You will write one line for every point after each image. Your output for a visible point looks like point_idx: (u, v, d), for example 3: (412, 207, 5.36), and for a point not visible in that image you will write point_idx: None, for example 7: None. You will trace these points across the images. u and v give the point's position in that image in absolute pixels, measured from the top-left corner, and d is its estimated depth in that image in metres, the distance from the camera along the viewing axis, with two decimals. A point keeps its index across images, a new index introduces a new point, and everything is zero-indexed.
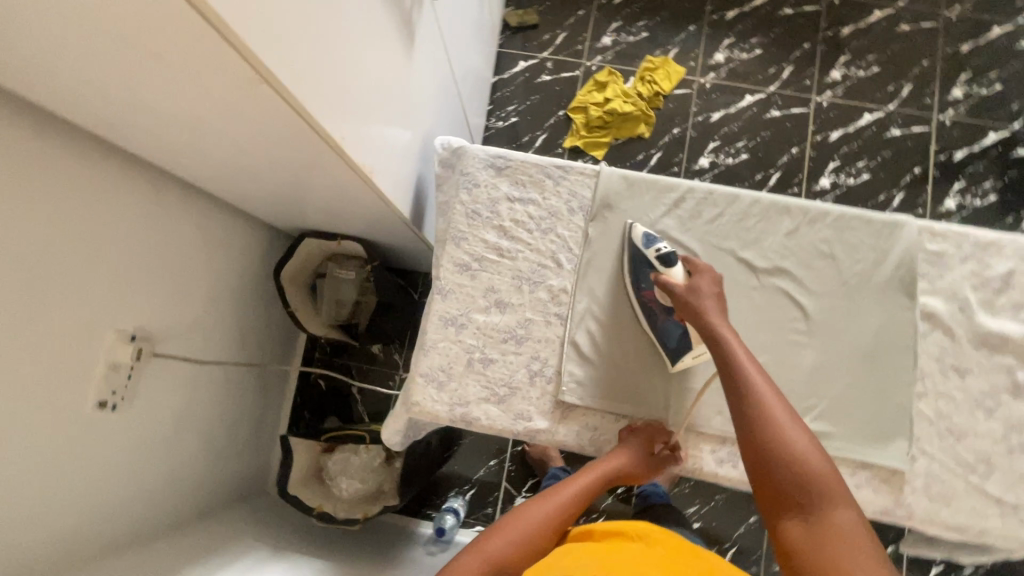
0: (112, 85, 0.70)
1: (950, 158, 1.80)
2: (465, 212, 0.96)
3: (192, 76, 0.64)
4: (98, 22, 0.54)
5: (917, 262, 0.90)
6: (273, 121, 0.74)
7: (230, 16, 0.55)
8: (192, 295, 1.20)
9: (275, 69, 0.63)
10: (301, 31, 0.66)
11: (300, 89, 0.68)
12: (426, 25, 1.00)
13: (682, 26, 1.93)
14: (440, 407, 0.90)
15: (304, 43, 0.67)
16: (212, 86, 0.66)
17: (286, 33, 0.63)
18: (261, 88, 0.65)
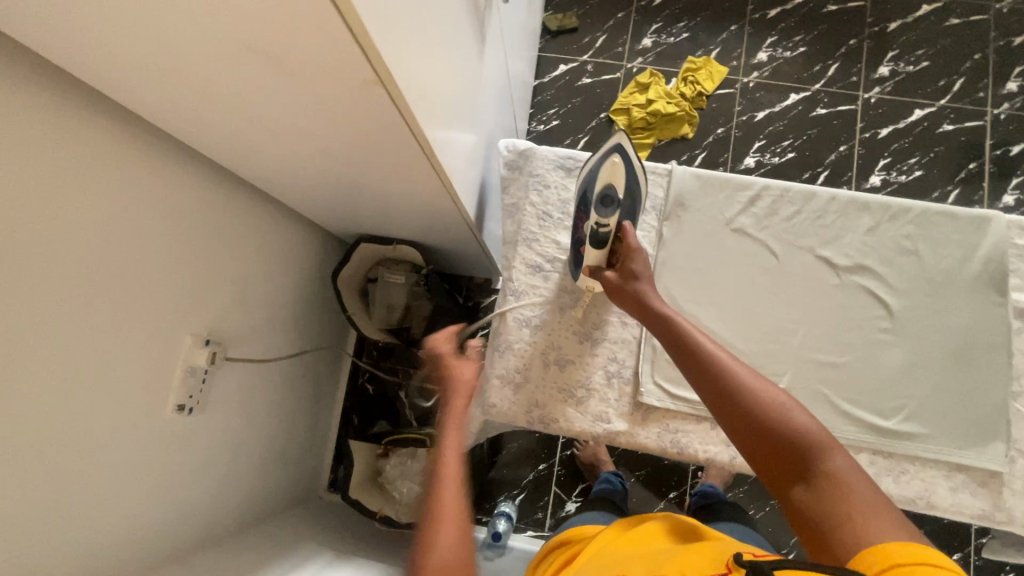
0: (209, 90, 0.70)
1: (1006, 152, 1.75)
2: (536, 213, 0.96)
3: (304, 80, 0.65)
4: (221, 25, 0.55)
5: (1007, 257, 0.88)
6: (370, 126, 0.74)
7: (373, 26, 0.55)
8: (255, 301, 1.21)
9: (396, 78, 0.63)
10: (413, 36, 0.66)
11: (410, 96, 0.68)
12: (494, 29, 1.01)
13: (723, 25, 1.91)
14: (516, 409, 0.89)
15: (414, 49, 0.67)
16: (322, 91, 0.67)
17: (404, 42, 0.64)
18: (376, 94, 0.65)
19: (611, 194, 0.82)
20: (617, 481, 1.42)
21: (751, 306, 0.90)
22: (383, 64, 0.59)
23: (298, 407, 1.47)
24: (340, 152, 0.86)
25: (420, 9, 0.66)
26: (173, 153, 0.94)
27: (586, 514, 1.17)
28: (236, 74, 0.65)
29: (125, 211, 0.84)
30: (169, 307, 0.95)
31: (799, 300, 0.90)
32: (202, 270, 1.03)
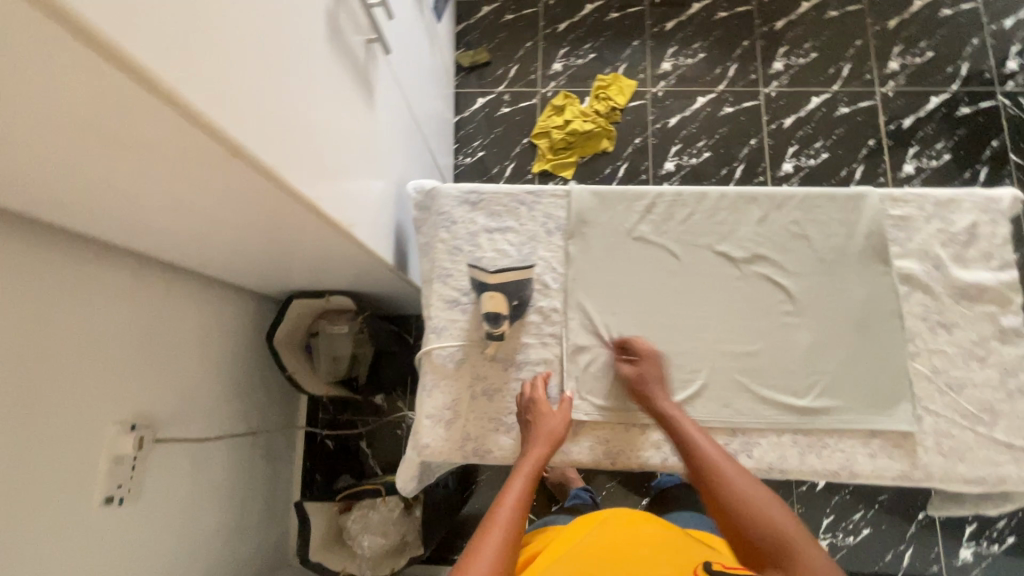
0: (79, 182, 0.69)
1: (899, 126, 1.88)
2: (447, 249, 0.98)
3: (165, 162, 0.64)
4: (63, 124, 0.54)
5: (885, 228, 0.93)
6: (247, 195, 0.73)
7: (192, 96, 0.54)
8: (188, 377, 1.19)
9: (241, 142, 0.62)
10: (266, 102, 0.67)
11: (268, 157, 0.67)
12: (382, 76, 1.03)
13: (626, 42, 2.02)
14: (450, 446, 0.90)
15: (267, 110, 0.67)
16: (186, 169, 0.66)
17: (249, 107, 0.63)
18: (235, 164, 0.65)
19: (496, 315, 0.87)
20: (587, 495, 1.42)
21: (662, 309, 0.93)
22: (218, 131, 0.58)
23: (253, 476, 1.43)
24: (235, 221, 0.86)
25: (265, 72, 0.66)
26: (74, 243, 0.91)
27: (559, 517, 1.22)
28: (100, 166, 0.65)
29: (25, 312, 0.82)
30: (84, 401, 0.92)
31: (707, 296, 0.93)
32: (123, 355, 1.01)
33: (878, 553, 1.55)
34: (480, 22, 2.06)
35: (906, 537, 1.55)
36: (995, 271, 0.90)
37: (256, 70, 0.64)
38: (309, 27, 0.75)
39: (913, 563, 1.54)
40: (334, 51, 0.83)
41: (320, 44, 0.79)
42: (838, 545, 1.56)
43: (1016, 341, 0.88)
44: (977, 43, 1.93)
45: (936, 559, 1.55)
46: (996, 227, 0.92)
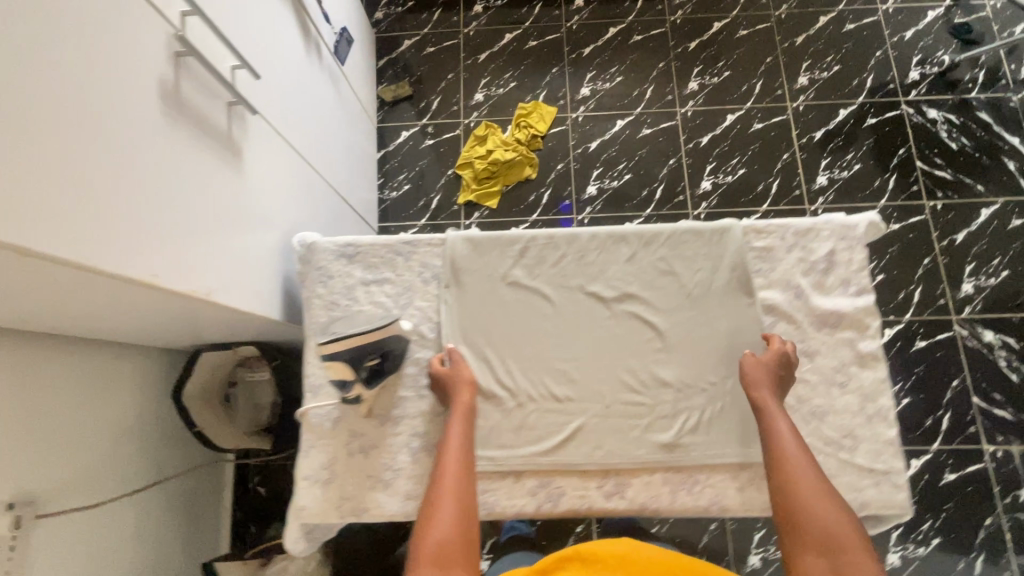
0: None
1: (811, 139, 1.93)
2: (324, 305, 0.98)
3: None
4: None
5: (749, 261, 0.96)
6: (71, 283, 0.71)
7: None
8: (85, 449, 1.15)
9: (35, 240, 0.60)
10: (60, 190, 0.63)
11: (78, 248, 0.65)
12: (248, 132, 1.01)
13: (545, 69, 2.05)
14: (328, 506, 0.90)
15: (61, 197, 0.64)
16: None
17: (43, 200, 0.61)
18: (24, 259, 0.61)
19: (343, 381, 0.87)
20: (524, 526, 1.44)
21: (535, 353, 0.94)
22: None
23: (174, 537, 1.39)
24: (86, 301, 0.83)
25: (64, 161, 0.64)
26: None
27: (515, 555, 1.17)
28: None
29: None
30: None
31: (579, 338, 0.94)
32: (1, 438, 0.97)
33: None
34: (401, 57, 2.08)
35: None
36: (851, 297, 0.93)
37: (52, 162, 0.62)
38: (129, 106, 0.74)
39: None
40: (174, 122, 0.82)
41: (151, 119, 0.78)
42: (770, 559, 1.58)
43: (875, 366, 0.91)
44: (881, 54, 2.00)
45: None
46: (853, 254, 0.95)
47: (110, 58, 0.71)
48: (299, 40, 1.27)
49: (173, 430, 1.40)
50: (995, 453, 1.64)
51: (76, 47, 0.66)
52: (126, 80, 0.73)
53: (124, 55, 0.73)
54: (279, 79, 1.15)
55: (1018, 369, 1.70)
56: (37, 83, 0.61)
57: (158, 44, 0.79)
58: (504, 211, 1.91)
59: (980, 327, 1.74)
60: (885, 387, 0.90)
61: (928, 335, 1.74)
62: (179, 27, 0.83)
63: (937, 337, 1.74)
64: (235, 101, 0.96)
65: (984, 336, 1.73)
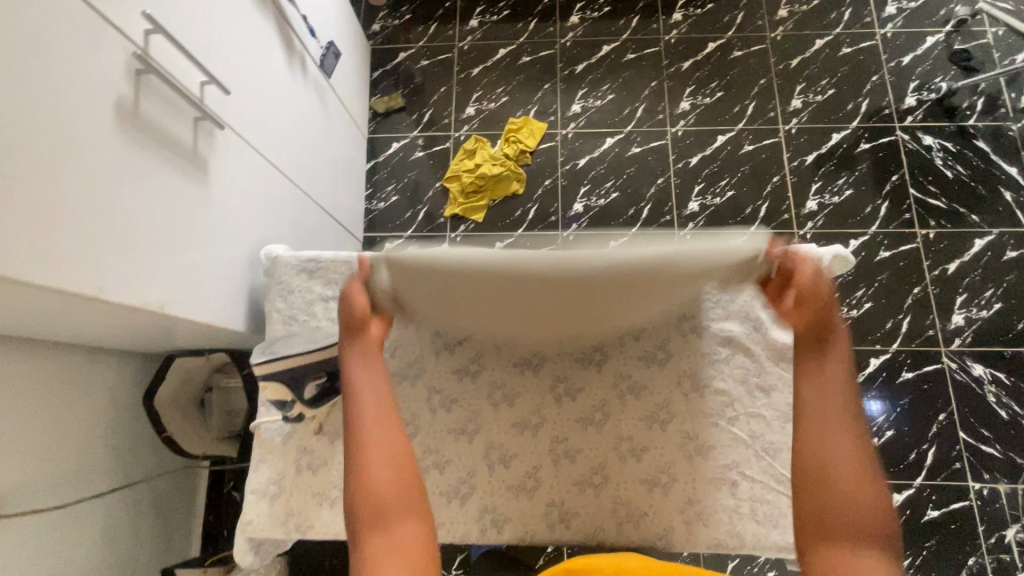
0: None
1: (802, 162, 1.91)
2: (282, 319, 0.99)
3: None
4: None
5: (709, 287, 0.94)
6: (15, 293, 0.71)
7: None
8: (50, 450, 1.15)
9: None
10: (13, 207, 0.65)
11: (21, 260, 0.66)
12: (216, 147, 1.03)
13: (537, 85, 2.05)
14: (274, 523, 0.90)
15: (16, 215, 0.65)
16: None
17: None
18: None
19: (281, 401, 0.89)
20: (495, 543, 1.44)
21: (488, 376, 0.93)
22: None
23: (141, 540, 1.38)
24: (40, 312, 0.84)
25: (14, 175, 0.65)
26: None
27: None
28: None
29: None
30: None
31: (533, 362, 0.94)
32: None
33: None
34: (395, 69, 2.10)
35: None
36: None
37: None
38: (90, 125, 0.76)
39: None
40: (133, 138, 0.84)
41: (108, 135, 0.79)
42: None
43: None
44: (877, 79, 1.98)
45: None
46: None
47: (65, 76, 0.73)
48: (281, 56, 1.30)
49: (144, 434, 1.40)
50: (981, 491, 1.59)
51: (36, 68, 0.69)
52: (82, 97, 0.75)
53: (81, 72, 0.75)
54: (254, 95, 1.17)
55: (1007, 406, 1.66)
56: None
57: (117, 62, 0.81)
58: (490, 226, 1.91)
59: (969, 360, 1.70)
60: None
61: (915, 366, 1.70)
62: (141, 46, 0.85)
63: (925, 369, 1.70)
64: (201, 117, 0.98)
65: (974, 369, 1.69)
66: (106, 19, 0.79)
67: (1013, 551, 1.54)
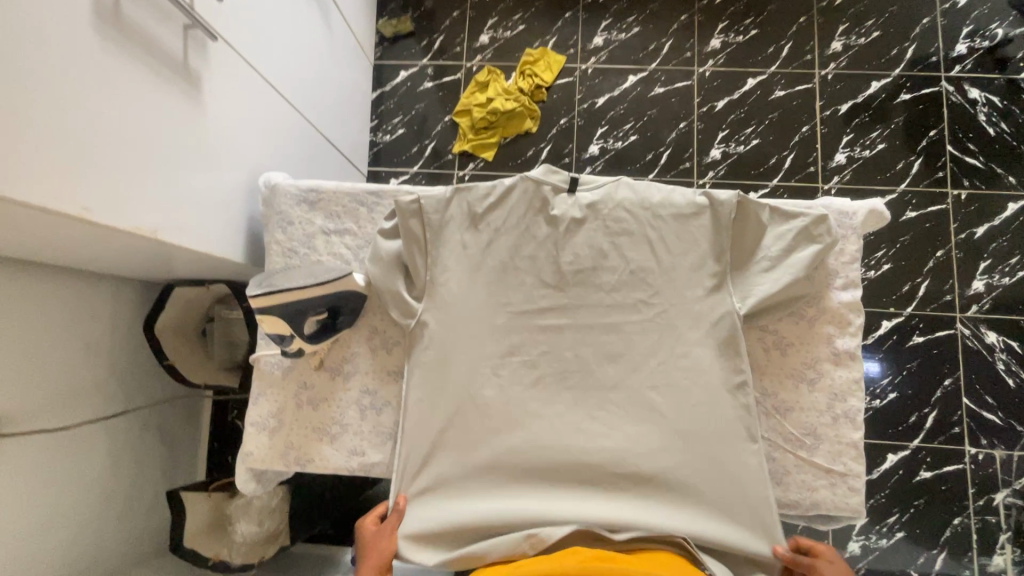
0: None
1: (836, 112, 1.79)
2: (282, 251, 0.95)
3: None
4: None
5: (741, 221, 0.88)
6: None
7: None
8: (37, 374, 1.11)
9: None
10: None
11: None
12: (212, 62, 0.96)
13: (557, 13, 1.89)
14: (274, 454, 0.89)
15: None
16: None
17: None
18: None
19: (280, 334, 0.85)
20: None
21: (494, 318, 0.90)
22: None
23: (145, 462, 1.41)
24: (30, 233, 0.80)
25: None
26: None
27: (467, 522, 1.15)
28: None
29: None
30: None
31: (542, 306, 0.90)
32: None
33: None
34: None
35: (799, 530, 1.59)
36: (836, 290, 0.87)
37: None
38: (72, 29, 0.70)
39: None
40: (114, 42, 0.76)
41: (84, 34, 0.71)
42: None
43: (851, 365, 0.85)
44: (927, 22, 1.81)
45: None
46: (845, 244, 0.88)
47: None
48: None
49: (142, 362, 1.39)
50: (976, 456, 1.60)
51: None
52: None
53: None
54: (250, 5, 1.07)
55: (1016, 374, 1.64)
56: None
57: None
58: (500, 166, 1.82)
59: (984, 327, 1.66)
60: (858, 387, 0.85)
61: (927, 331, 1.67)
62: None
63: (936, 334, 1.66)
64: (191, 25, 0.89)
65: (987, 337, 1.66)
66: None
67: (1000, 514, 1.57)
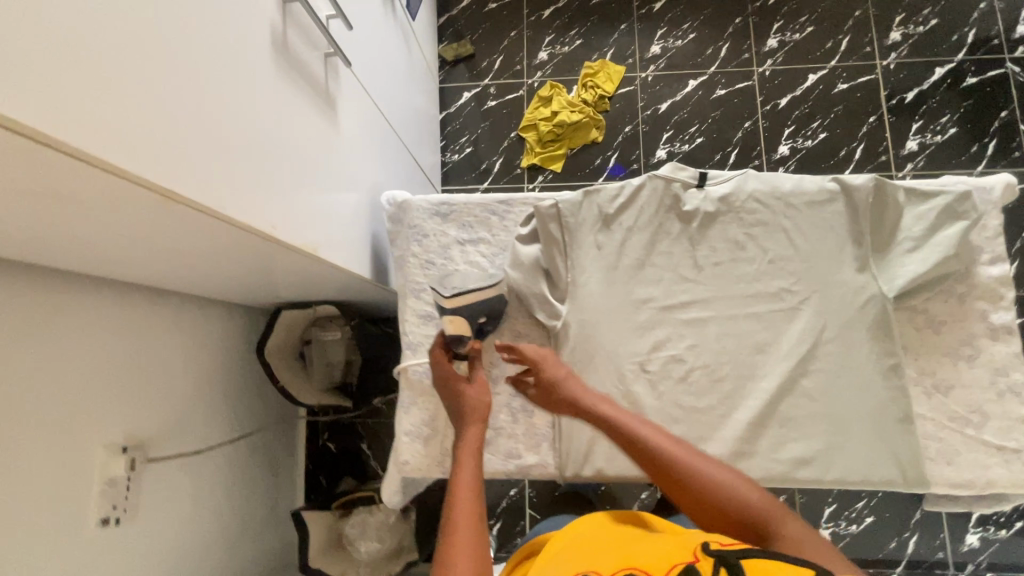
0: (38, 233, 0.69)
1: (901, 101, 1.80)
2: (419, 263, 0.98)
3: (111, 213, 0.63)
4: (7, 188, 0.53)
5: (878, 204, 0.89)
6: (199, 233, 0.73)
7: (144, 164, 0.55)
8: (169, 399, 1.15)
9: (196, 191, 0.63)
10: (212, 146, 0.66)
11: (213, 193, 0.66)
12: (344, 88, 1.01)
13: (613, 26, 1.94)
14: (430, 461, 0.91)
15: (214, 153, 0.66)
16: (138, 217, 0.65)
17: (186, 146, 0.61)
18: (180, 211, 0.64)
19: (460, 338, 0.86)
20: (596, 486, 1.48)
21: (637, 314, 0.91)
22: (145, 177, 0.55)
23: (257, 484, 1.43)
24: (206, 255, 0.86)
25: (200, 103, 0.64)
26: (60, 279, 0.90)
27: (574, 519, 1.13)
28: (51, 215, 0.63)
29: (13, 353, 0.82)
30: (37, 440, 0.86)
31: (685, 301, 0.91)
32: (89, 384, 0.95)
33: (881, 542, 1.54)
34: (462, 15, 2.00)
35: (911, 525, 1.55)
36: (983, 266, 0.87)
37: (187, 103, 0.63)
38: (258, 60, 0.75)
39: (917, 551, 1.53)
40: (283, 71, 0.81)
41: (263, 66, 0.76)
42: (840, 534, 1.56)
43: (1009, 340, 0.85)
44: (985, 7, 1.82)
45: (941, 545, 1.54)
46: (987, 219, 0.88)
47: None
48: None
49: (251, 385, 1.42)
50: None
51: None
52: (243, 23, 0.72)
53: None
54: (364, 33, 1.13)
55: None
56: (192, 35, 0.63)
57: None
58: (569, 176, 1.85)
59: None
60: (1019, 361, 0.84)
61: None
62: None
63: None
64: (331, 53, 0.95)
65: None
66: None
67: None
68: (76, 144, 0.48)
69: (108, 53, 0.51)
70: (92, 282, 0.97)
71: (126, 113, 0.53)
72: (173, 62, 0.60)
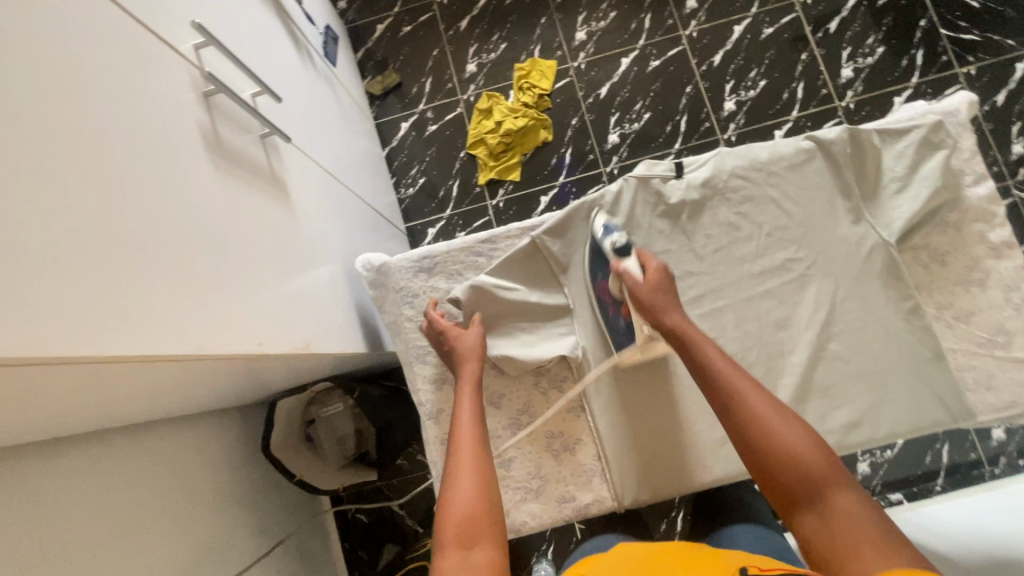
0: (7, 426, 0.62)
1: (826, 32, 1.82)
2: (417, 326, 0.94)
3: (77, 389, 0.56)
4: None
5: (854, 155, 0.89)
6: (183, 374, 0.66)
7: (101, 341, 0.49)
8: (190, 532, 1.06)
9: (165, 344, 0.56)
10: (167, 285, 0.59)
11: (188, 335, 0.59)
12: (288, 165, 0.94)
13: (533, 22, 1.90)
14: None
15: (173, 292, 0.59)
16: (110, 383, 0.58)
17: (137, 296, 0.54)
18: (156, 366, 0.57)
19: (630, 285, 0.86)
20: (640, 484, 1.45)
21: None
22: (100, 352, 0.48)
23: None
24: (195, 386, 0.78)
25: (144, 245, 0.57)
26: (41, 451, 0.81)
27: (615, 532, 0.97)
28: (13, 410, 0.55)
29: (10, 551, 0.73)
30: None
31: (696, 296, 0.89)
32: (99, 551, 0.86)
33: (919, 459, 1.58)
34: (380, 45, 1.93)
35: (941, 435, 1.59)
36: (968, 189, 0.88)
37: (134, 248, 0.56)
38: (195, 168, 0.68)
39: (953, 459, 1.57)
40: (225, 171, 0.75)
41: (203, 173, 0.69)
42: (879, 462, 1.59)
43: (1011, 254, 0.85)
44: None
45: (972, 447, 1.58)
46: (961, 142, 0.89)
47: (148, 115, 0.62)
48: (295, 51, 1.17)
49: (267, 484, 1.34)
50: None
51: (136, 119, 0.60)
52: (165, 134, 0.64)
53: (159, 106, 0.64)
54: (293, 101, 1.06)
55: None
56: (118, 174, 0.56)
57: (186, 87, 0.70)
58: (530, 182, 1.81)
59: None
60: None
61: None
62: (198, 64, 0.74)
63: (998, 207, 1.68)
64: (268, 132, 0.88)
65: None
66: (155, 36, 0.67)
67: None
68: (8, 347, 0.41)
69: (23, 230, 0.44)
70: (75, 440, 0.88)
71: (54, 289, 0.46)
72: (104, 214, 0.53)
